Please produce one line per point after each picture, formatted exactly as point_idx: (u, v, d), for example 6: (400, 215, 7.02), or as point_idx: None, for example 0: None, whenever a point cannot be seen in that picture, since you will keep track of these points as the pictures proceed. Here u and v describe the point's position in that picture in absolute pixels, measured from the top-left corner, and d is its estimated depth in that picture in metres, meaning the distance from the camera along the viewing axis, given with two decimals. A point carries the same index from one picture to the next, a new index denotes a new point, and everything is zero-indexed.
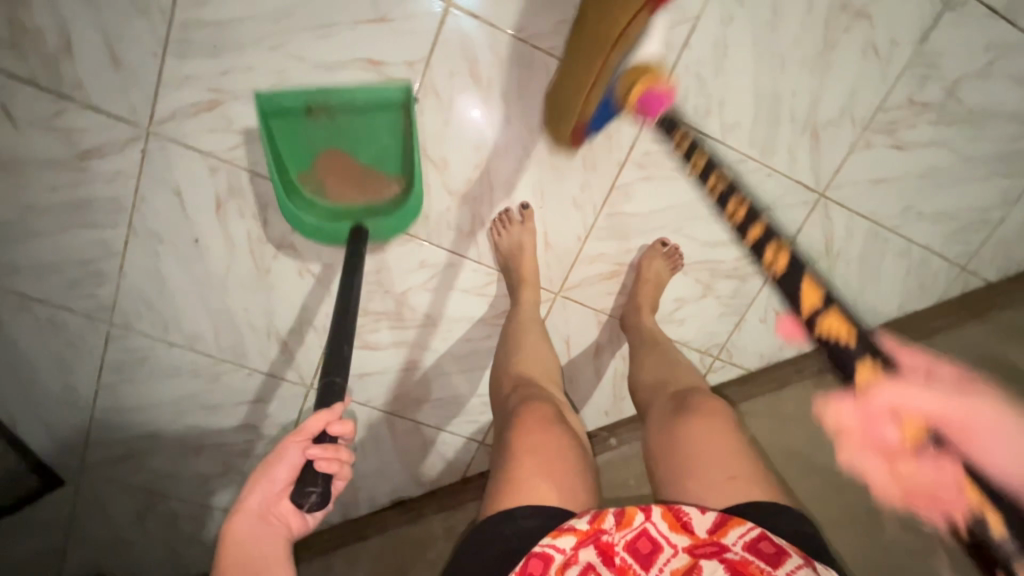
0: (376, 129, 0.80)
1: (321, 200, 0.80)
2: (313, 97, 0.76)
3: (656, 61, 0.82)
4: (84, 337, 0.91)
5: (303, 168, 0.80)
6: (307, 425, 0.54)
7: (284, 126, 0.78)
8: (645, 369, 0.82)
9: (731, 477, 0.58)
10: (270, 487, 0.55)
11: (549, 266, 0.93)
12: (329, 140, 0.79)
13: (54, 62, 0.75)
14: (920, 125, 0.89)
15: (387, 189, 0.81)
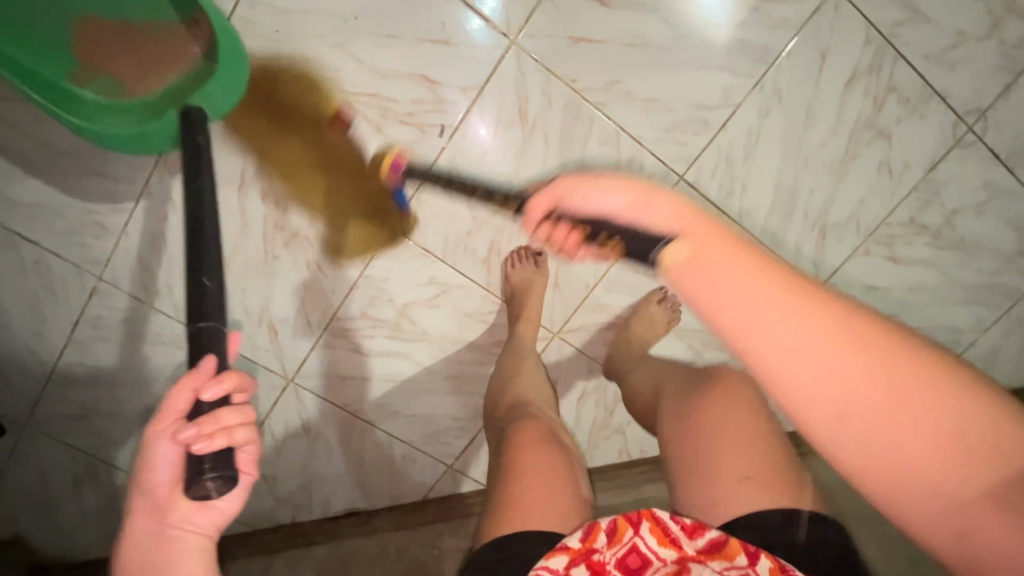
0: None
1: (118, 102, 0.69)
2: None
3: (693, 136, 0.86)
4: (66, 287, 0.87)
5: (71, 67, 0.67)
6: (177, 396, 0.47)
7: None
8: (641, 376, 0.86)
9: (745, 478, 0.61)
10: (158, 490, 0.48)
11: (553, 307, 0.96)
12: (76, 11, 0.66)
13: None
14: (916, 243, 0.96)
15: (189, 44, 0.68)
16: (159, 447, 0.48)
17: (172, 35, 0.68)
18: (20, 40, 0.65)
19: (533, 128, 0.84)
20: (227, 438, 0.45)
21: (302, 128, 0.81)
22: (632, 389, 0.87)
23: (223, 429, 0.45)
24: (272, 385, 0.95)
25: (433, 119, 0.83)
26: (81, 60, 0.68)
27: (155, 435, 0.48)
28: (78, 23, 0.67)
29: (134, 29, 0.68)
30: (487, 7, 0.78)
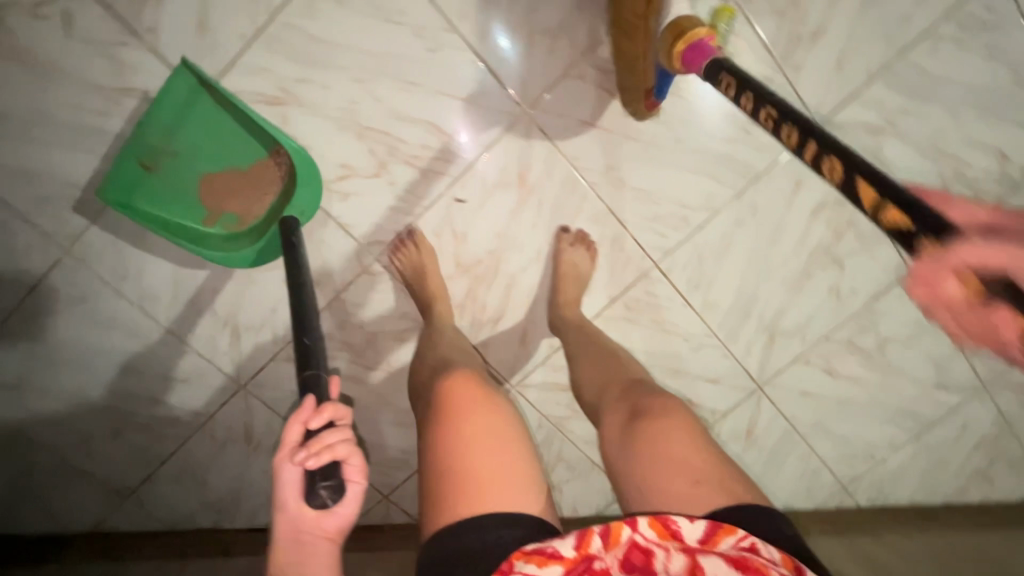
0: (204, 129, 0.79)
1: (237, 227, 0.84)
2: (134, 151, 0.78)
3: (672, 230, 0.93)
4: (26, 254, 0.85)
5: (202, 213, 0.83)
6: (291, 424, 0.59)
7: (147, 195, 0.80)
8: (584, 373, 0.86)
9: (697, 481, 0.61)
10: (289, 512, 0.59)
11: (516, 362, 0.98)
12: (195, 171, 0.81)
13: (141, 2, 0.75)
14: (849, 362, 1.04)
15: (275, 171, 0.82)
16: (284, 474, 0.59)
17: (261, 167, 0.82)
18: (159, 205, 0.81)
19: (529, 194, 0.89)
20: (331, 454, 0.57)
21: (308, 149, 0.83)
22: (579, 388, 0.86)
23: (328, 445, 0.57)
24: (223, 386, 0.95)
25: (437, 167, 0.86)
26: (206, 206, 0.82)
27: (282, 466, 0.60)
28: (201, 180, 0.81)
29: (236, 174, 0.82)
30: (507, 76, 0.82)
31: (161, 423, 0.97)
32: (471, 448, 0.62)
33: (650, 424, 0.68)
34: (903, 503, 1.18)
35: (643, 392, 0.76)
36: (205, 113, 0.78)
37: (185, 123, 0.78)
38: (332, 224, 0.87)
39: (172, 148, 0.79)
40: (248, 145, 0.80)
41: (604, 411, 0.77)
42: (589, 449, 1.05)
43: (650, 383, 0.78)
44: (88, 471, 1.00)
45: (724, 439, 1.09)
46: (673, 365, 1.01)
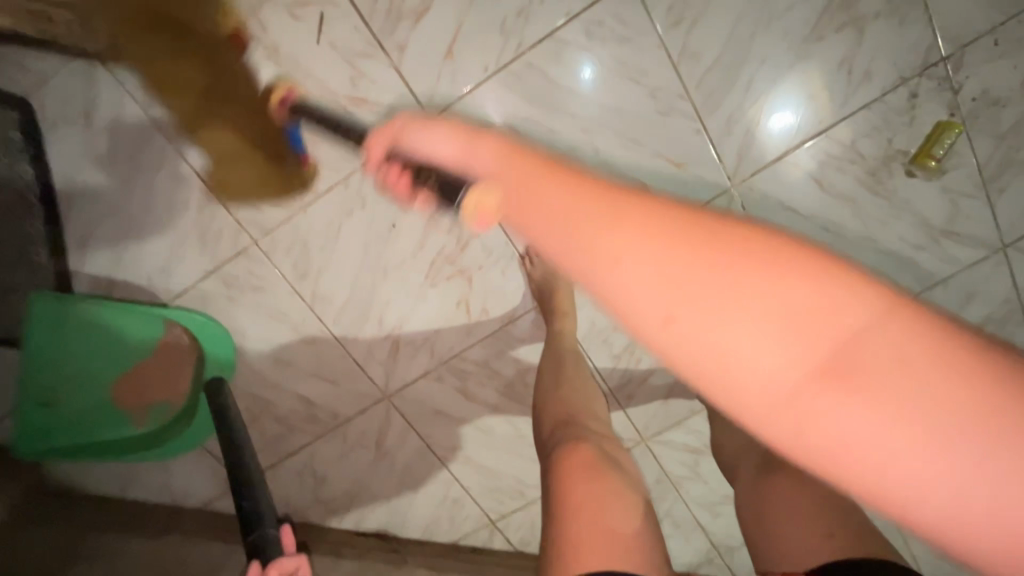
0: (85, 367, 0.86)
1: (169, 407, 0.92)
2: (25, 408, 0.85)
3: None
4: (219, 238, 0.85)
5: (120, 426, 0.91)
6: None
7: (51, 440, 0.87)
8: (723, 434, 0.84)
9: (829, 534, 0.56)
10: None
11: (653, 417, 0.99)
12: (83, 416, 0.88)
13: (396, 19, 0.75)
14: None
15: (178, 338, 0.90)
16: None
17: (166, 356, 0.90)
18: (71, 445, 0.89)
19: None
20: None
21: None
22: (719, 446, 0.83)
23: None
24: (368, 393, 0.96)
25: None
26: (126, 414, 0.91)
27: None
28: (97, 408, 0.89)
29: (136, 378, 0.90)
30: (725, 149, 0.83)
31: (297, 417, 0.98)
32: (569, 483, 0.62)
33: (782, 478, 0.65)
34: None
35: (778, 450, 0.71)
36: (83, 343, 0.85)
37: (52, 377, 0.84)
38: (517, 260, 0.88)
39: (62, 395, 0.87)
40: (132, 343, 0.88)
41: (738, 471, 0.74)
42: (700, 509, 1.06)
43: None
44: (213, 450, 1.00)
45: None
46: None
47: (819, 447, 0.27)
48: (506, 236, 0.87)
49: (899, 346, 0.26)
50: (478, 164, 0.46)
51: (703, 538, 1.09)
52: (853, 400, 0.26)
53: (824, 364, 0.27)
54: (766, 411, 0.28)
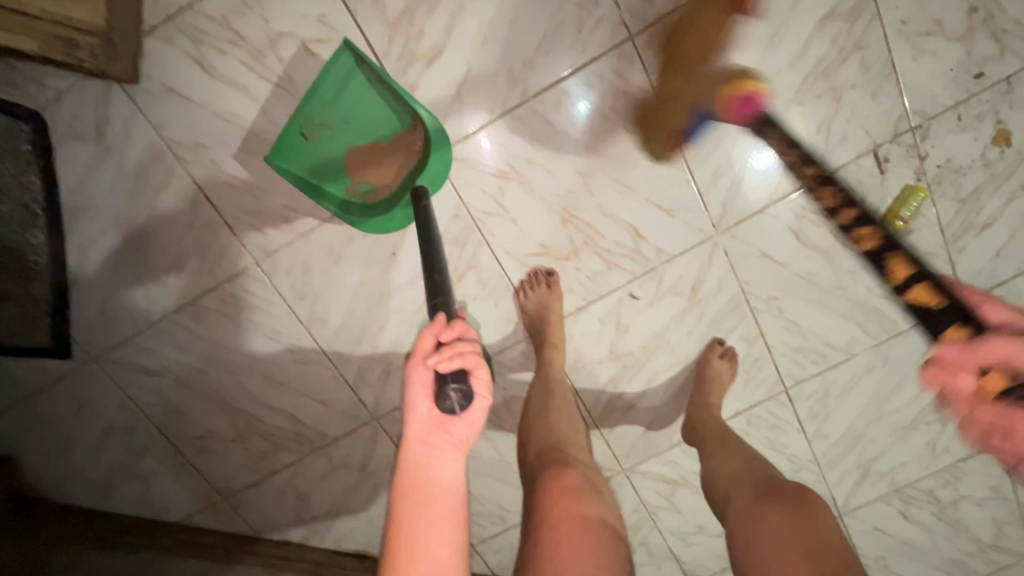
0: (365, 108, 0.78)
1: (377, 190, 0.81)
2: (301, 116, 0.78)
3: (809, 363, 0.99)
4: (217, 257, 0.87)
5: (346, 181, 0.81)
6: (424, 337, 0.52)
7: (303, 162, 0.80)
8: (715, 461, 0.87)
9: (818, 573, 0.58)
10: (418, 416, 0.51)
11: (633, 449, 1.03)
12: (347, 143, 0.79)
13: (408, 62, 0.79)
14: (928, 510, 1.10)
15: (415, 143, 0.79)
16: (414, 377, 0.51)
17: (404, 141, 0.80)
18: (302, 171, 0.80)
19: (696, 304, 0.94)
20: (463, 362, 0.50)
21: (513, 222, 0.88)
22: (708, 473, 0.86)
23: (462, 352, 0.50)
24: (357, 415, 0.98)
25: (622, 264, 0.91)
26: (348, 172, 0.81)
27: (411, 370, 0.52)
28: (342, 149, 0.80)
29: (376, 143, 0.80)
30: (711, 199, 0.88)
31: (285, 435, 0.98)
32: (555, 501, 0.66)
33: (781, 511, 0.68)
34: None
35: (777, 485, 0.75)
36: (367, 88, 0.76)
37: (342, 105, 0.77)
38: (510, 292, 0.91)
39: (332, 121, 0.78)
40: (384, 121, 0.78)
41: (729, 497, 0.78)
42: (674, 539, 1.09)
43: (784, 480, 0.77)
44: (195, 466, 1.00)
45: None
46: None
47: None
48: (501, 268, 0.90)
49: None
50: None
51: (675, 568, 1.12)
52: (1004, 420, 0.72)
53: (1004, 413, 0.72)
54: None
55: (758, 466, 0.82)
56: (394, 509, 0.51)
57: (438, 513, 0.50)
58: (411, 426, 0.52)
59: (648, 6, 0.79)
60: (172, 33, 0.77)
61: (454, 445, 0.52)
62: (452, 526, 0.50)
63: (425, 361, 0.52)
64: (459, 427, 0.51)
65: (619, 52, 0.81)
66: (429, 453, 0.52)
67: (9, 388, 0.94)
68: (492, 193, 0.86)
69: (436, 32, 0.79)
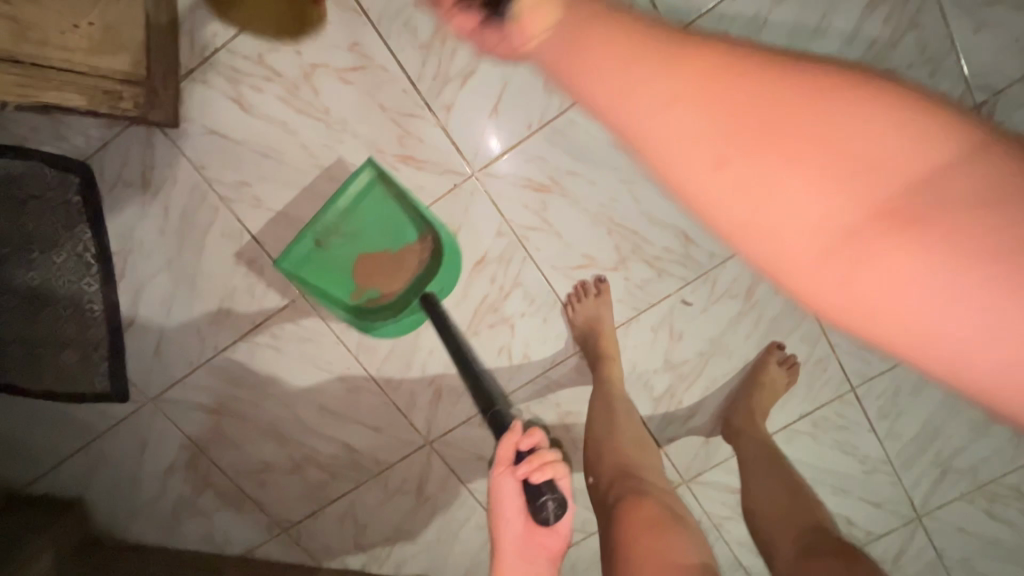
0: (378, 221, 0.81)
1: (386, 297, 0.85)
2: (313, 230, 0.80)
3: (876, 359, 0.94)
4: (263, 291, 0.87)
5: (349, 288, 0.85)
6: (506, 449, 0.73)
7: (313, 268, 0.82)
8: (762, 493, 0.87)
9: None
10: (513, 523, 0.78)
11: (693, 459, 0.99)
12: (355, 254, 0.82)
13: (442, 82, 0.78)
14: (1015, 508, 1.04)
15: (420, 256, 0.84)
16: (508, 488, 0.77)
17: (410, 252, 0.83)
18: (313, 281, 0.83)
19: (752, 307, 0.90)
20: (548, 470, 0.71)
21: (557, 236, 0.86)
22: (755, 513, 0.86)
23: (546, 463, 0.71)
24: (410, 440, 0.97)
25: (673, 271, 0.88)
26: (354, 283, 0.84)
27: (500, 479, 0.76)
28: (352, 261, 0.83)
29: (384, 255, 0.83)
30: None
31: (340, 464, 0.98)
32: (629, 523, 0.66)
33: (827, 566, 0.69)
34: None
35: (821, 539, 0.76)
36: (383, 205, 0.81)
37: (355, 218, 0.80)
38: (559, 307, 0.89)
39: (342, 234, 0.81)
40: (393, 235, 0.82)
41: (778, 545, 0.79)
42: (742, 551, 1.05)
43: (834, 533, 0.77)
44: (254, 500, 1.00)
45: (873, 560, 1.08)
46: (843, 484, 1.03)
47: (874, 304, 0.34)
48: (547, 283, 0.88)
49: (902, 273, 0.32)
50: (853, 287, 0.34)
51: None
52: (735, 150, 0.37)
53: (732, 164, 0.37)
54: (910, 341, 0.33)
55: (807, 510, 0.83)
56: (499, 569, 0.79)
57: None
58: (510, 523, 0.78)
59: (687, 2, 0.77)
60: (209, 74, 0.77)
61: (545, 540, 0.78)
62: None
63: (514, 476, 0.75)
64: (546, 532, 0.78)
65: None
66: (526, 550, 0.78)
67: (71, 433, 0.96)
68: (535, 209, 0.84)
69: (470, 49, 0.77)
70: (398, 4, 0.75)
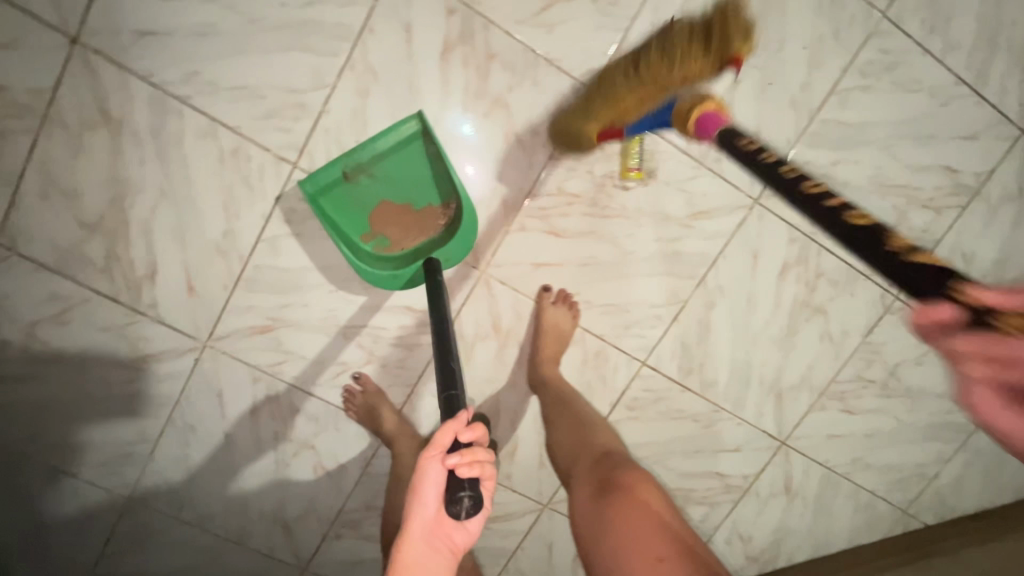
0: (408, 171, 0.85)
1: (392, 248, 0.88)
2: (346, 164, 0.82)
3: (649, 329, 0.97)
4: (99, 511, 0.96)
5: (363, 228, 0.87)
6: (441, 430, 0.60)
7: (334, 200, 0.84)
8: (560, 433, 0.86)
9: (660, 558, 0.64)
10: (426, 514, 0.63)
11: (541, 483, 1.04)
12: (379, 195, 0.85)
13: (136, 287, 0.87)
14: (866, 395, 1.05)
15: (439, 218, 0.87)
16: (431, 469, 0.63)
17: (431, 211, 0.87)
18: (336, 216, 0.85)
19: (508, 337, 0.95)
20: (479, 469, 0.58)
21: (305, 358, 0.93)
22: (553, 449, 0.87)
23: (478, 461, 0.59)
24: (288, 573, 1.03)
25: (420, 340, 0.94)
26: (369, 221, 0.87)
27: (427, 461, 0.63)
28: (380, 202, 0.86)
29: (406, 207, 0.87)
30: None
31: None
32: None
33: (621, 505, 0.70)
34: (972, 510, 1.16)
35: (613, 464, 0.78)
36: (420, 158, 0.84)
37: (390, 164, 0.84)
38: (343, 413, 0.97)
39: (374, 172, 0.84)
40: (425, 190, 0.86)
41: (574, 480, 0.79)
42: None
43: (624, 454, 0.81)
44: None
45: (766, 497, 1.09)
46: (693, 446, 1.03)
47: None
48: (320, 398, 0.95)
49: None
50: None
51: None
52: None
53: None
54: None
55: (603, 436, 0.85)
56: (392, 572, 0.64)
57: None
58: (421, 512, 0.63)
59: (292, 133, 0.84)
60: None
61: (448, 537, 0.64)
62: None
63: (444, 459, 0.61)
64: (457, 530, 0.64)
65: (295, 181, 0.86)
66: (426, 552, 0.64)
67: None
68: (272, 346, 0.92)
69: (143, 252, 0.86)
70: (64, 246, 0.84)
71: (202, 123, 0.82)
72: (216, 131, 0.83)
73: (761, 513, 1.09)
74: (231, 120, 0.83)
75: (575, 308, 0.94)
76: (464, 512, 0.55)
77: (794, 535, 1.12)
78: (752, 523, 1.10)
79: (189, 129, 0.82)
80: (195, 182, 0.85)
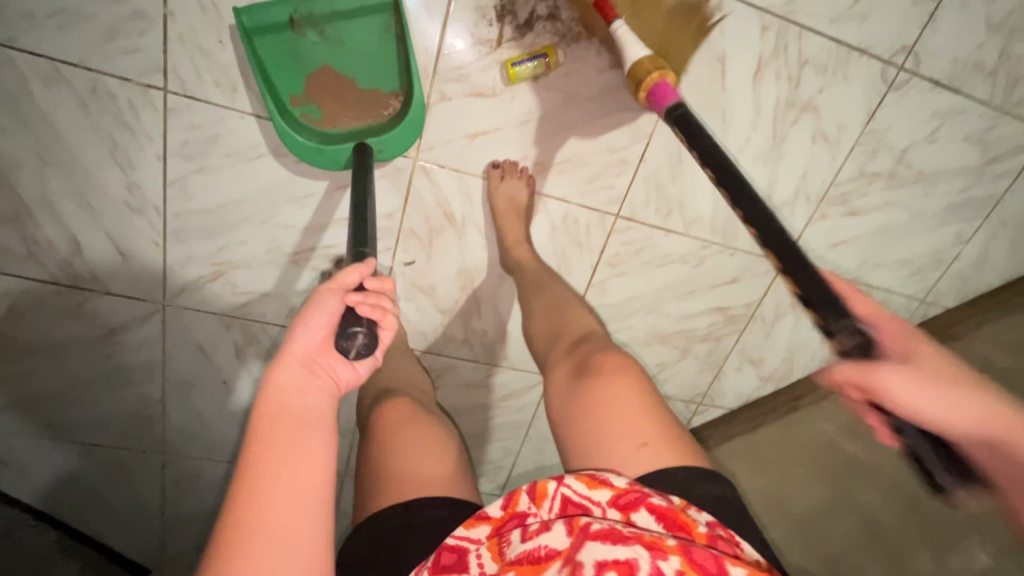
0: (362, 43, 0.71)
1: (321, 126, 0.73)
2: (298, 7, 0.68)
3: (615, 177, 0.86)
4: (143, 466, 1.04)
5: (294, 90, 0.72)
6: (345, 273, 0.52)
7: (271, 47, 0.69)
8: (536, 319, 0.80)
9: (644, 443, 0.56)
10: (308, 343, 0.51)
11: None
12: (323, 58, 0.71)
13: (69, 264, 0.83)
14: (872, 192, 0.94)
15: (383, 108, 0.74)
16: (322, 303, 0.51)
17: (376, 97, 0.74)
18: (269, 64, 0.70)
19: (465, 224, 0.87)
20: (382, 313, 0.52)
21: (266, 294, 0.90)
22: (533, 339, 0.80)
23: (384, 308, 0.52)
24: None
25: None
26: (305, 85, 0.72)
27: (322, 294, 0.52)
28: (323, 67, 0.71)
29: (352, 84, 0.73)
30: None
31: None
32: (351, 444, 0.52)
33: (600, 387, 0.61)
34: (995, 284, 1.10)
35: (591, 348, 0.69)
36: (381, 32, 0.71)
37: (346, 25, 0.70)
38: None
39: (325, 31, 0.70)
40: (377, 72, 0.73)
41: (551, 365, 0.71)
42: None
43: (602, 334, 0.73)
44: None
45: (774, 318, 1.05)
46: (688, 288, 0.98)
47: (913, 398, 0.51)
48: None
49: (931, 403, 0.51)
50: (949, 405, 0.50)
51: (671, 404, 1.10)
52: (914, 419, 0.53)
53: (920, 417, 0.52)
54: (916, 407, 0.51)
55: (577, 320, 0.77)
56: (257, 416, 0.48)
57: (309, 436, 0.48)
58: (299, 346, 0.51)
59: (144, 51, 0.71)
60: None
61: (332, 381, 0.51)
62: (315, 454, 0.47)
63: (344, 294, 0.52)
64: (342, 367, 0.52)
65: (174, 109, 0.75)
66: (297, 388, 0.50)
67: None
68: (230, 292, 0.89)
69: (58, 227, 0.81)
70: None
71: (42, 67, 0.70)
72: (62, 72, 0.71)
73: (770, 335, 1.07)
74: (72, 53, 0.70)
75: (529, 177, 0.84)
76: (358, 349, 0.47)
77: (807, 348, 1.10)
78: (763, 346, 1.08)
79: (32, 79, 0.71)
80: (69, 137, 0.75)
